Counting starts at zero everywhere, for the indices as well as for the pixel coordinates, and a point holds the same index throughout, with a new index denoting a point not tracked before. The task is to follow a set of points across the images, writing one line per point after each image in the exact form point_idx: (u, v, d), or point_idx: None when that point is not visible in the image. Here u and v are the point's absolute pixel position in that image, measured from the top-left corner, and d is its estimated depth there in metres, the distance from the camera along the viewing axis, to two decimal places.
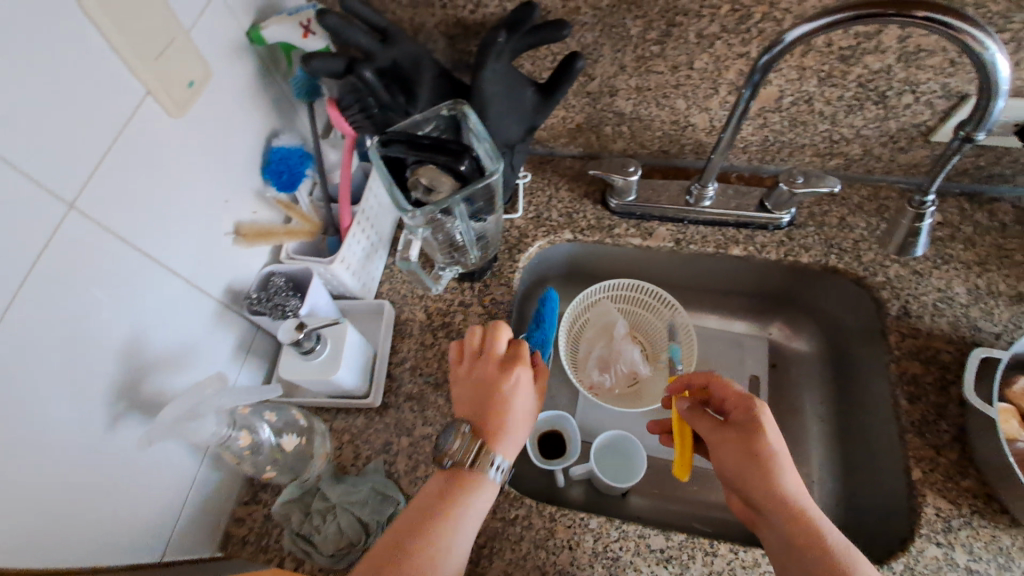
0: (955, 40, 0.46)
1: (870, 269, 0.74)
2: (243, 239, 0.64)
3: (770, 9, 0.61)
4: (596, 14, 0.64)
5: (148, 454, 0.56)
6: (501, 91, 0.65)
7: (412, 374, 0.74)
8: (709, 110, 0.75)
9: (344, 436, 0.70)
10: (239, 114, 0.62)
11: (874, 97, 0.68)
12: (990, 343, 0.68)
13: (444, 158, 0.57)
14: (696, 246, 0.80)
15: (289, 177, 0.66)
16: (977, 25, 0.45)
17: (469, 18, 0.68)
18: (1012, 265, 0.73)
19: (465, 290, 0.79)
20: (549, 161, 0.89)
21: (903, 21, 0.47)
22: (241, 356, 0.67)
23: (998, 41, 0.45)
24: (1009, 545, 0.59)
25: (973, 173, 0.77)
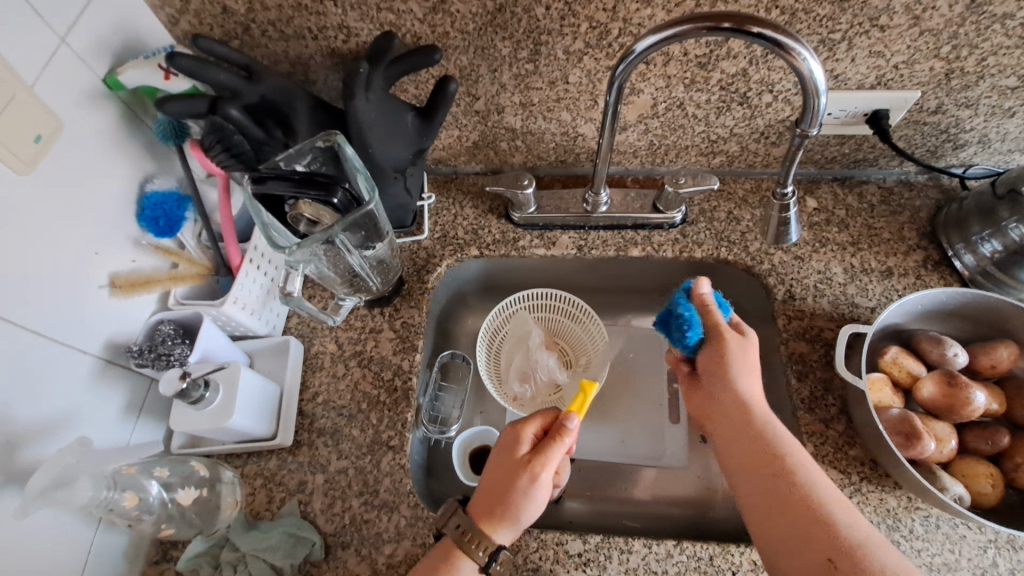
0: (778, 51, 0.49)
1: (757, 258, 0.78)
2: (120, 290, 0.61)
3: (625, 25, 0.64)
4: (465, 37, 0.66)
5: (29, 530, 0.52)
6: (379, 118, 0.65)
7: (324, 408, 0.73)
8: (593, 120, 0.78)
9: (255, 480, 0.68)
10: (104, 162, 0.60)
11: (737, 99, 0.73)
12: (867, 317, 0.73)
13: (313, 192, 0.57)
14: (598, 251, 0.82)
15: (167, 223, 0.64)
16: (792, 37, 0.49)
17: (342, 48, 0.68)
18: (882, 242, 0.78)
19: (375, 316, 0.79)
20: (453, 180, 0.90)
21: (738, 35, 0.50)
22: (132, 411, 0.64)
23: (810, 51, 0.49)
24: (895, 506, 0.62)
25: (841, 161, 0.83)
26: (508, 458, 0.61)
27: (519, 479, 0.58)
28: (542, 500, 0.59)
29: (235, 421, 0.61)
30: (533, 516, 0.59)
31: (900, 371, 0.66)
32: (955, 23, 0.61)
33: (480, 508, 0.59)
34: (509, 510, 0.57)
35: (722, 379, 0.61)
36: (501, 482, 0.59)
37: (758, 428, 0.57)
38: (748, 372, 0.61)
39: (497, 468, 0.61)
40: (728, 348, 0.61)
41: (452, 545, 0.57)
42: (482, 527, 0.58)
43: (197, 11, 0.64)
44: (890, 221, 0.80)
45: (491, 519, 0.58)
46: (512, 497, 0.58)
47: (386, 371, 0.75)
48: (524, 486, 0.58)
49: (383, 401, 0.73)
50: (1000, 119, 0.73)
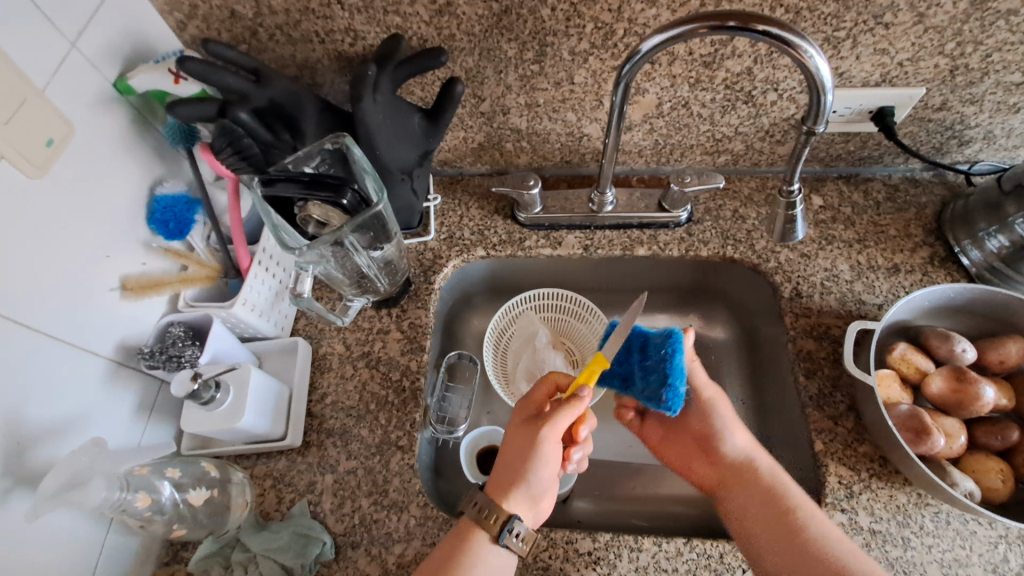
0: (784, 49, 0.50)
1: (763, 256, 0.79)
2: (130, 293, 0.62)
3: (630, 25, 0.64)
4: (471, 39, 0.67)
5: (41, 531, 0.53)
6: (386, 119, 0.66)
7: (333, 408, 0.73)
8: (598, 120, 0.78)
9: (265, 481, 0.68)
10: (114, 166, 0.60)
11: (742, 98, 0.73)
12: (874, 314, 0.73)
13: (323, 194, 0.58)
14: (603, 250, 0.83)
15: (177, 226, 0.65)
16: (797, 34, 0.49)
17: (349, 51, 0.69)
18: (887, 239, 0.78)
19: (382, 316, 0.79)
20: (458, 181, 0.91)
21: (745, 34, 0.50)
22: (144, 412, 0.65)
23: (816, 48, 0.50)
24: (905, 502, 0.62)
25: (846, 158, 0.83)
26: (518, 426, 0.62)
27: (524, 440, 0.59)
28: (549, 463, 0.59)
29: (245, 422, 0.61)
30: (542, 478, 0.58)
31: (909, 367, 0.66)
32: (960, 19, 0.62)
33: (494, 478, 0.60)
34: (519, 476, 0.58)
35: (714, 444, 0.68)
36: (512, 451, 0.60)
37: (772, 490, 0.62)
38: (734, 426, 0.68)
39: (511, 437, 0.62)
40: (705, 390, 0.70)
41: (469, 523, 0.58)
42: (495, 496, 0.58)
43: (205, 16, 0.65)
44: (896, 218, 0.80)
45: (502, 488, 0.58)
46: (523, 463, 0.58)
47: (394, 372, 0.75)
48: (530, 443, 0.58)
49: (391, 401, 0.73)
50: (1005, 115, 0.73)
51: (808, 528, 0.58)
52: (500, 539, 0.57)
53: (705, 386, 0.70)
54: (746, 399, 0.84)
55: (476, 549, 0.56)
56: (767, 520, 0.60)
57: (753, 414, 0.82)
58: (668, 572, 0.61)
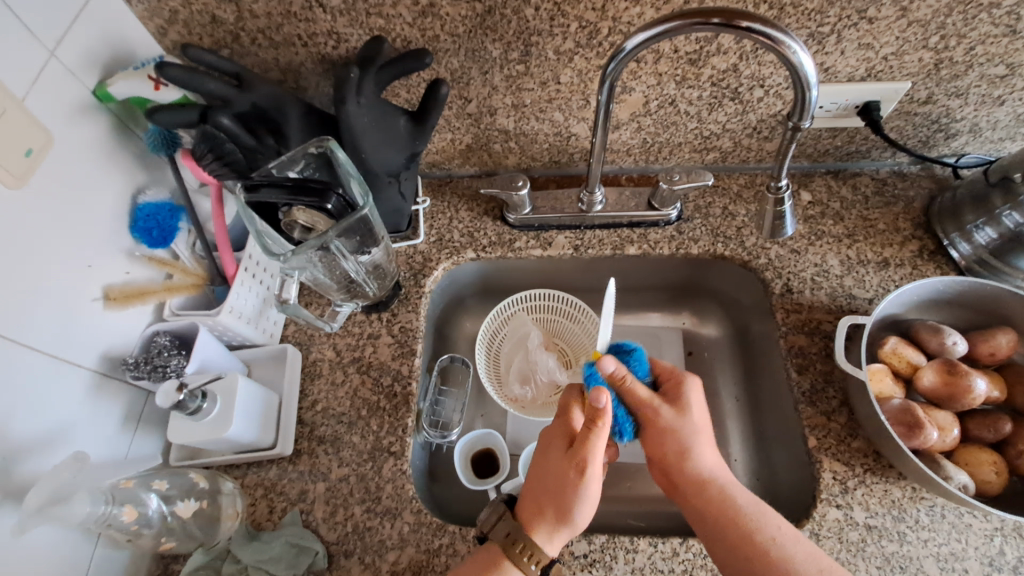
0: (769, 46, 0.49)
1: (754, 252, 0.78)
2: (114, 302, 0.61)
3: (615, 23, 0.64)
4: (455, 40, 0.66)
5: (24, 549, 0.51)
6: (371, 122, 0.65)
7: (324, 415, 0.72)
8: (586, 120, 0.78)
9: (256, 491, 0.67)
10: (94, 174, 0.59)
11: (729, 94, 0.73)
12: (865, 309, 0.73)
13: (307, 199, 0.56)
14: (594, 250, 0.82)
15: (160, 233, 0.64)
16: (782, 31, 0.49)
17: (333, 54, 0.68)
18: (877, 233, 0.78)
19: (372, 321, 0.78)
20: (447, 183, 0.90)
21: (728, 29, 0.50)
22: (130, 424, 0.63)
23: (801, 44, 0.49)
24: (900, 496, 0.62)
25: (834, 154, 0.83)
26: (551, 456, 0.60)
27: (568, 478, 0.57)
28: (589, 504, 0.58)
29: (234, 431, 0.59)
30: (582, 517, 0.58)
31: (900, 362, 0.66)
32: (943, 13, 0.62)
33: (529, 513, 0.58)
34: (562, 513, 0.57)
35: (678, 463, 0.61)
36: (551, 484, 0.58)
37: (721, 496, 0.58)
38: (703, 438, 0.61)
39: (546, 468, 0.60)
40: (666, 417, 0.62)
41: (499, 554, 0.57)
42: (533, 534, 0.57)
43: (185, 21, 0.64)
44: (885, 212, 0.80)
45: (543, 526, 0.57)
46: (568, 498, 0.57)
47: (385, 377, 0.74)
48: (575, 485, 0.57)
49: (383, 406, 0.72)
50: (989, 108, 0.74)
51: (753, 540, 0.55)
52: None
53: (661, 407, 0.62)
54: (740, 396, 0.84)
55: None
56: (714, 528, 0.57)
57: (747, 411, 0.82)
58: (665, 573, 0.61)
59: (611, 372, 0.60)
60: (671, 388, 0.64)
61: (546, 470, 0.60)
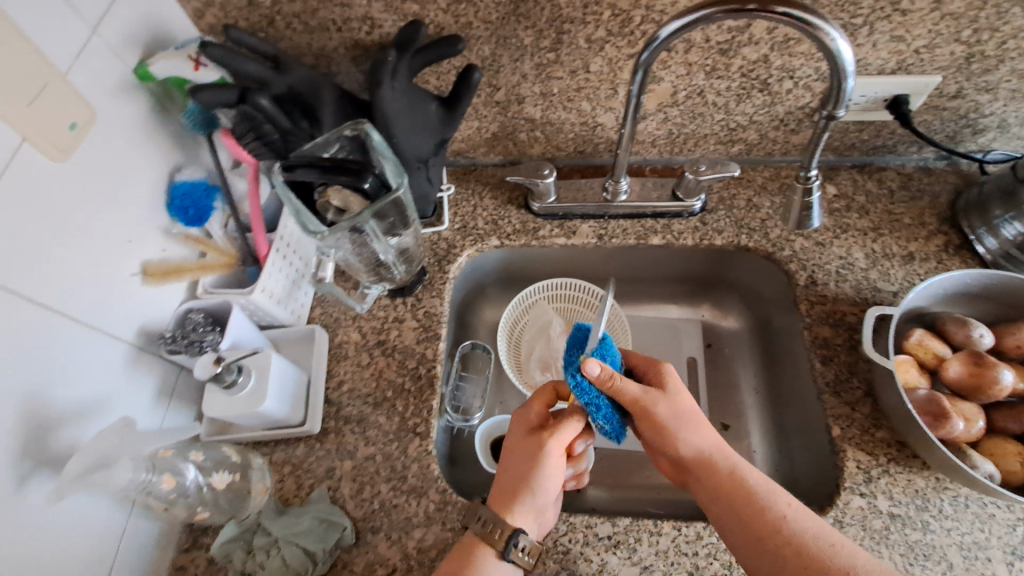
0: (807, 31, 0.50)
1: (778, 244, 0.79)
2: (152, 278, 0.62)
3: (647, 11, 0.64)
4: (488, 27, 0.67)
5: (64, 514, 0.53)
6: (404, 106, 0.66)
7: (350, 396, 0.73)
8: (613, 109, 0.79)
9: (284, 468, 0.68)
10: (133, 151, 0.60)
11: (758, 85, 0.73)
12: (889, 301, 0.73)
13: (344, 178, 0.57)
14: (618, 240, 0.83)
15: (196, 212, 0.65)
16: (820, 17, 0.49)
17: (366, 39, 0.69)
18: (902, 228, 0.79)
19: (397, 305, 0.79)
20: (472, 171, 0.91)
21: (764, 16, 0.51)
22: (164, 398, 0.64)
23: (838, 30, 0.50)
24: (923, 486, 0.62)
25: (859, 148, 0.83)
26: (517, 439, 0.61)
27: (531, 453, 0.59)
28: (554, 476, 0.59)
29: (267, 406, 0.60)
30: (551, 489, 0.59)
31: (926, 353, 0.66)
32: (976, 7, 0.62)
33: (499, 497, 0.58)
34: (529, 490, 0.57)
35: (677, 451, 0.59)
36: (515, 463, 0.59)
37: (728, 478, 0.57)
38: (693, 422, 0.60)
39: (512, 455, 0.60)
40: (659, 410, 0.59)
41: (477, 541, 0.57)
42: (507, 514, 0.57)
43: (223, 4, 0.65)
44: (910, 207, 0.80)
45: (514, 508, 0.57)
46: (530, 473, 0.58)
47: (410, 360, 0.75)
48: (538, 457, 0.58)
49: (408, 388, 0.73)
50: (1019, 103, 0.73)
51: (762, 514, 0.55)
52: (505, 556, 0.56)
53: (656, 399, 0.59)
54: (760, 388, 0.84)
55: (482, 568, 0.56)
56: (720, 508, 0.57)
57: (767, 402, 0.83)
58: (689, 556, 0.61)
59: (598, 376, 0.55)
60: (654, 377, 0.62)
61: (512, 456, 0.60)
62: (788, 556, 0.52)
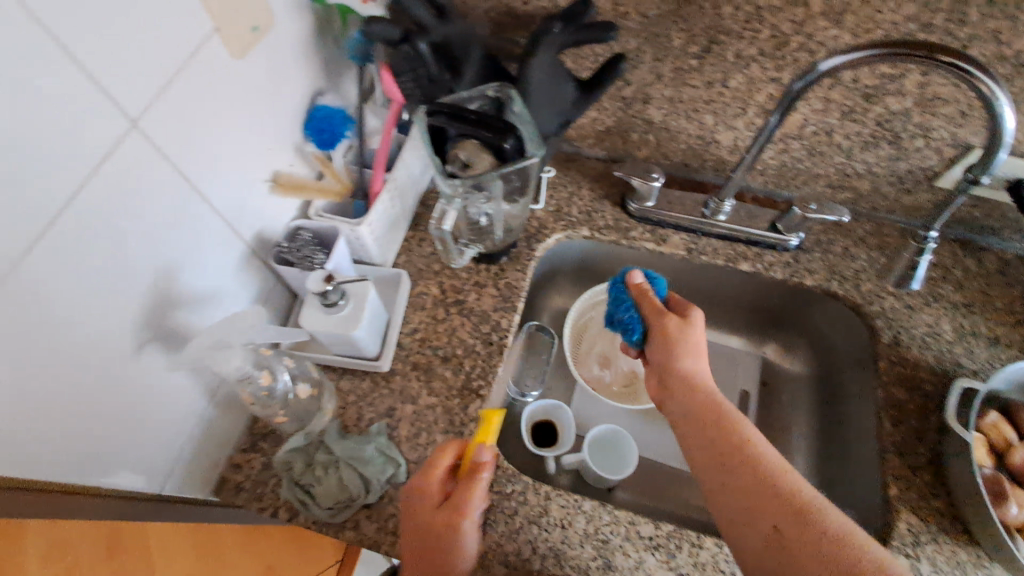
0: (970, 85, 0.51)
1: (868, 298, 0.78)
2: (279, 188, 0.65)
3: (806, 40, 0.65)
4: (643, 21, 0.68)
5: (163, 386, 0.56)
6: (546, 80, 0.68)
7: (421, 344, 0.75)
8: (734, 129, 0.79)
9: (348, 396, 0.71)
10: (292, 66, 0.63)
11: (889, 137, 0.73)
12: (969, 379, 0.73)
13: (487, 135, 0.59)
14: (706, 257, 0.83)
15: (330, 136, 0.68)
16: (991, 77, 0.50)
17: (521, 8, 0.71)
18: (995, 310, 0.78)
19: (480, 270, 0.81)
20: (574, 160, 0.92)
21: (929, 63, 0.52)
22: (259, 304, 0.67)
23: (1007, 94, 0.51)
24: (972, 565, 0.62)
25: (967, 223, 0.82)
26: (426, 509, 0.59)
27: (446, 532, 0.57)
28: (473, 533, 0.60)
29: (359, 332, 0.63)
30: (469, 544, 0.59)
31: (998, 436, 0.66)
32: None
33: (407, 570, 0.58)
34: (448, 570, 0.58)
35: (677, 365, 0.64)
36: (426, 538, 0.58)
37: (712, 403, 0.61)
38: (697, 353, 0.65)
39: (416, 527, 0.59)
40: (671, 326, 0.65)
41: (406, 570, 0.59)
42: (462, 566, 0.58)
43: None
44: (1006, 292, 0.79)
45: None
46: (446, 546, 0.57)
47: (484, 324, 0.77)
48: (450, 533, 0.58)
49: (477, 351, 0.75)
50: None
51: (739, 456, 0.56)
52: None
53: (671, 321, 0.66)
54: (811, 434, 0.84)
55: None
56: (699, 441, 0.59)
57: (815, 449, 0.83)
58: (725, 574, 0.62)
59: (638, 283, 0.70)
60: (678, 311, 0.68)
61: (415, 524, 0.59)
62: (745, 472, 0.55)
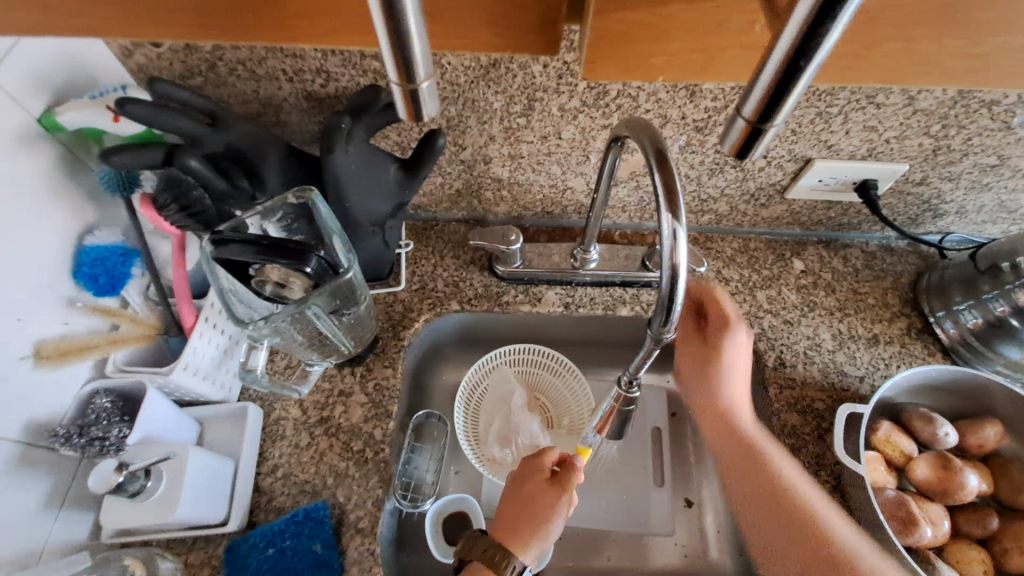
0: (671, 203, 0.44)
1: (747, 321, 0.77)
2: (46, 361, 0.53)
3: (624, 87, 0.61)
4: (455, 89, 0.62)
5: None
6: (359, 170, 0.60)
7: (284, 483, 0.65)
8: (584, 175, 0.75)
9: (201, 571, 0.59)
10: (34, 213, 0.52)
11: (732, 162, 0.71)
12: (857, 387, 0.72)
13: (284, 261, 0.50)
14: (585, 309, 0.79)
15: (109, 280, 0.57)
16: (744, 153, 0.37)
17: (321, 91, 0.63)
18: (866, 308, 0.78)
19: (344, 375, 0.72)
20: (433, 227, 0.85)
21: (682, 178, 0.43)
22: (58, 500, 0.55)
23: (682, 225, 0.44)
24: None
25: (826, 224, 0.83)
26: (536, 487, 0.61)
27: (544, 498, 0.60)
28: (558, 523, 0.60)
29: (181, 513, 0.53)
30: (555, 534, 0.59)
31: (894, 450, 0.64)
32: (947, 105, 0.62)
33: (505, 531, 0.59)
34: (535, 533, 0.58)
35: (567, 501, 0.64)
36: (525, 509, 0.60)
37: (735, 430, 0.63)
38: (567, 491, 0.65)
39: (531, 512, 0.59)
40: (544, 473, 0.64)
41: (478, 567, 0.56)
42: (509, 545, 0.58)
43: (154, 45, 0.57)
44: (874, 286, 0.80)
45: (525, 538, 0.58)
46: (536, 512, 0.59)
47: (356, 442, 0.68)
48: (552, 500, 0.60)
49: (352, 475, 0.65)
50: (977, 193, 0.75)
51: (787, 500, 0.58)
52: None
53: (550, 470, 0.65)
54: None
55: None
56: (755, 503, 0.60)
57: None
58: None
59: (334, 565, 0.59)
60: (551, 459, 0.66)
61: (510, 505, 0.61)
62: (794, 525, 0.57)
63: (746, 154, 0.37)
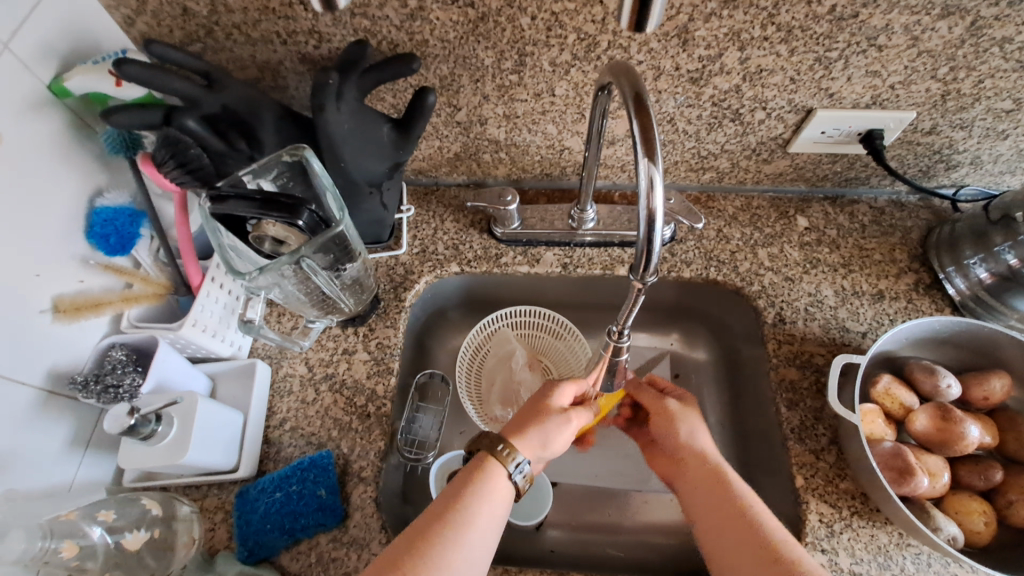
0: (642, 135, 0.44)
1: (747, 279, 0.76)
2: (63, 315, 0.56)
3: (614, 37, 0.60)
4: (445, 45, 0.62)
5: None
6: (353, 129, 0.61)
7: (292, 435, 0.68)
8: (580, 134, 0.75)
9: (216, 514, 0.63)
10: (48, 176, 0.55)
11: (730, 115, 0.70)
12: (859, 342, 0.71)
13: (277, 215, 0.51)
14: (583, 269, 0.79)
15: (119, 241, 0.60)
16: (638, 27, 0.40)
17: (315, 53, 0.64)
18: (872, 264, 0.76)
19: (348, 335, 0.74)
20: (433, 192, 0.86)
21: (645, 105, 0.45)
22: (82, 444, 0.59)
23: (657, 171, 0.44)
24: (886, 542, 0.60)
25: (833, 179, 0.80)
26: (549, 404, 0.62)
27: (555, 414, 0.61)
28: (560, 438, 0.60)
29: (190, 458, 0.56)
30: (552, 449, 0.60)
31: (893, 403, 0.64)
32: (954, 45, 0.59)
33: (512, 430, 0.59)
34: (539, 436, 0.59)
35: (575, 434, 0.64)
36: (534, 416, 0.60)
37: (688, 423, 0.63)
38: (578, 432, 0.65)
39: (547, 427, 0.60)
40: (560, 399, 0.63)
41: (486, 458, 0.56)
42: (514, 440, 0.58)
43: (154, 12, 0.59)
44: (882, 242, 0.78)
45: (525, 437, 0.58)
46: (545, 420, 0.60)
47: (359, 397, 0.70)
48: (560, 418, 0.61)
49: (355, 428, 0.68)
50: (993, 141, 0.72)
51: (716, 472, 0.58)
52: (511, 475, 0.56)
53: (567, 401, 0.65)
54: (726, 423, 0.81)
55: (495, 482, 0.55)
56: (713, 492, 0.57)
57: (731, 438, 0.80)
58: None
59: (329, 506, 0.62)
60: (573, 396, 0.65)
61: (526, 412, 0.61)
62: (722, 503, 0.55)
63: (642, 27, 0.39)
